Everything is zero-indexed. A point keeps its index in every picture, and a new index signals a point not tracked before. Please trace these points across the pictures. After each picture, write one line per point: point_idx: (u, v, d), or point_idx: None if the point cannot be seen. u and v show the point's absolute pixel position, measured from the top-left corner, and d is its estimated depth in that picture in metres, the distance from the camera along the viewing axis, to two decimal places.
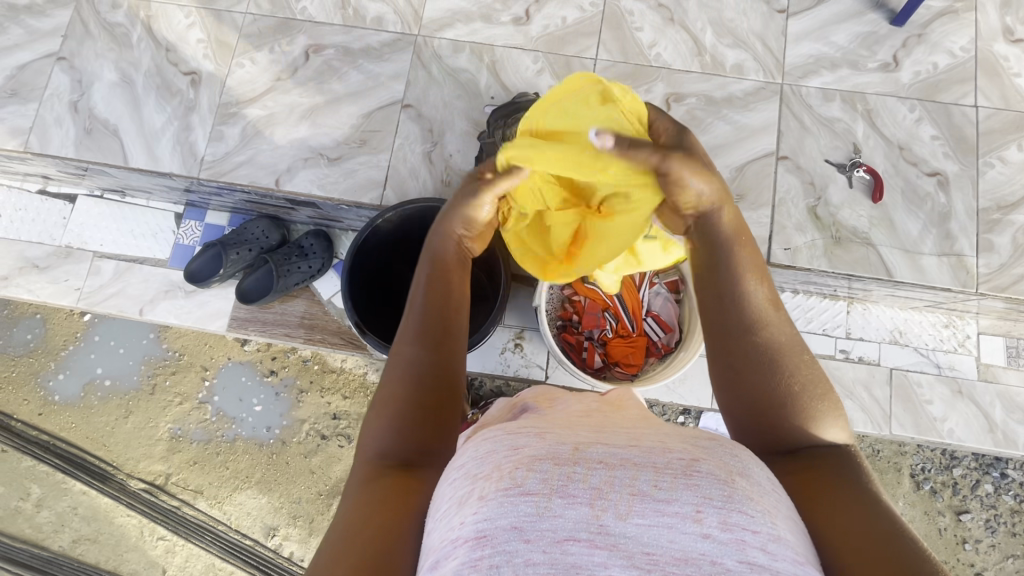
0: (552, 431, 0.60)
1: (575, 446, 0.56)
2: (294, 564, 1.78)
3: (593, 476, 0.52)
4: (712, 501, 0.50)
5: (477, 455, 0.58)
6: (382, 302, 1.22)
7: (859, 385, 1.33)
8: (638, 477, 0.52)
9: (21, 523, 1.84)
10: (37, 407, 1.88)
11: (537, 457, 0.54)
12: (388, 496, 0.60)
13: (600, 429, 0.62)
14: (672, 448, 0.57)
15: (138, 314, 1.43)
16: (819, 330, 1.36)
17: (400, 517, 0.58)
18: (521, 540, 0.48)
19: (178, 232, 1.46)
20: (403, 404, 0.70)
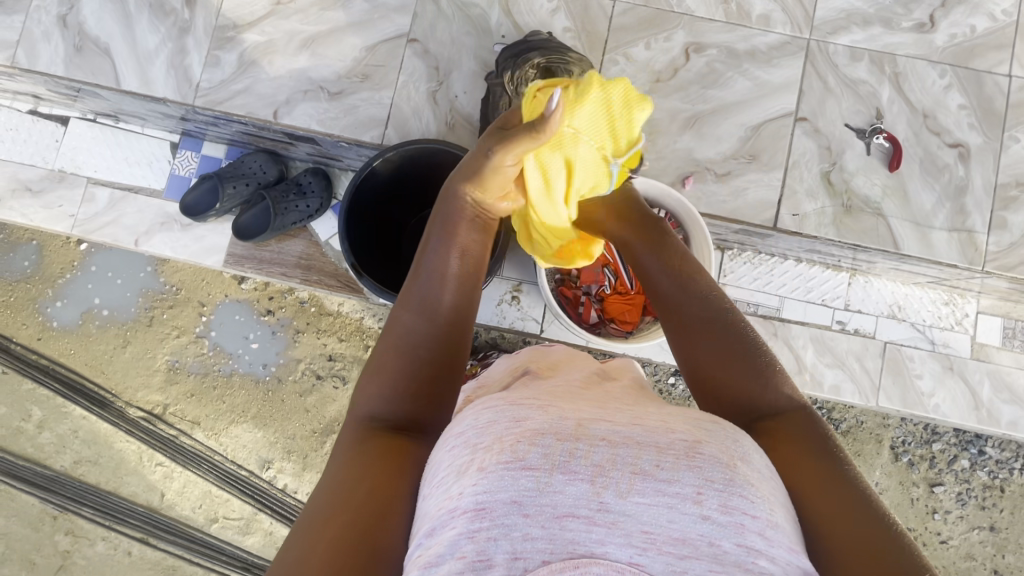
0: (554, 405, 0.64)
1: (578, 422, 0.61)
2: (287, 496, 1.83)
3: (594, 453, 0.58)
4: (714, 485, 0.56)
5: (477, 424, 0.62)
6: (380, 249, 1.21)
7: (851, 357, 1.34)
8: (643, 456, 0.58)
9: (23, 444, 1.89)
10: (37, 332, 1.90)
11: (539, 432, 0.59)
12: (385, 460, 0.63)
13: (600, 405, 0.67)
14: (674, 428, 0.62)
15: (134, 245, 1.42)
16: (819, 300, 1.35)
17: (396, 487, 0.61)
18: (521, 514, 0.54)
19: (173, 162, 1.43)
20: (400, 375, 0.71)
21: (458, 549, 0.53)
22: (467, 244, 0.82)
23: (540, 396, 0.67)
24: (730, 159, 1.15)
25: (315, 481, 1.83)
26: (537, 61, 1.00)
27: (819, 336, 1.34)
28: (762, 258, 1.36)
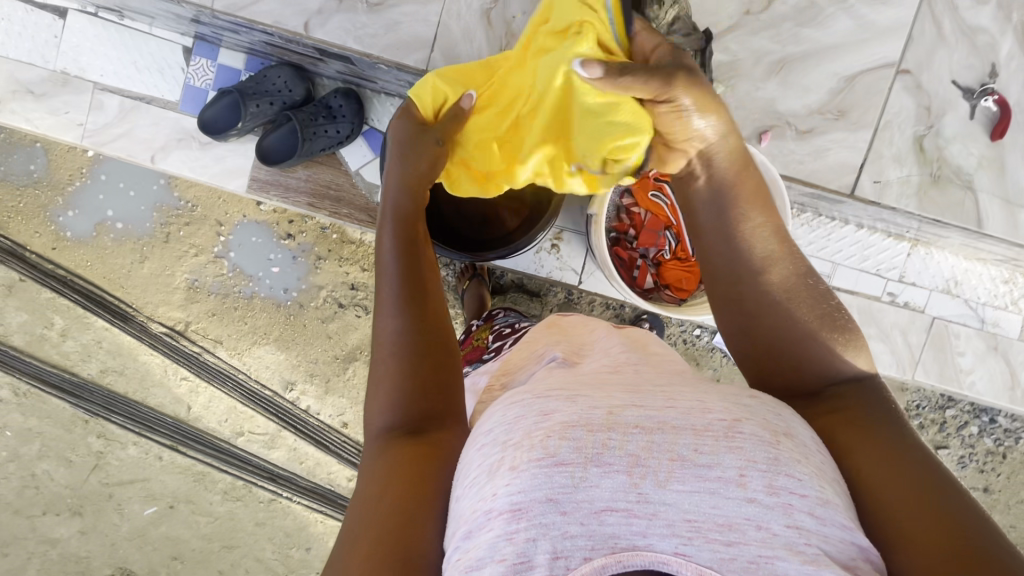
0: (583, 393, 0.59)
1: (607, 409, 0.56)
2: (309, 417, 1.88)
3: (629, 443, 0.53)
4: (757, 467, 0.51)
5: (505, 421, 0.58)
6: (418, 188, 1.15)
7: (896, 329, 1.30)
8: (680, 442, 0.53)
9: (48, 350, 1.91)
10: (51, 241, 1.85)
11: (568, 423, 0.54)
12: (401, 466, 0.63)
13: (630, 387, 0.60)
14: (711, 406, 0.56)
15: (150, 162, 1.32)
16: (873, 269, 1.29)
17: (423, 488, 0.61)
18: (557, 512, 0.50)
19: (188, 71, 1.29)
20: (398, 376, 0.71)
21: (497, 551, 0.50)
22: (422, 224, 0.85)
23: (565, 383, 0.62)
24: (816, 113, 1.03)
25: (338, 404, 1.87)
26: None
27: (866, 307, 1.30)
28: (821, 221, 1.28)
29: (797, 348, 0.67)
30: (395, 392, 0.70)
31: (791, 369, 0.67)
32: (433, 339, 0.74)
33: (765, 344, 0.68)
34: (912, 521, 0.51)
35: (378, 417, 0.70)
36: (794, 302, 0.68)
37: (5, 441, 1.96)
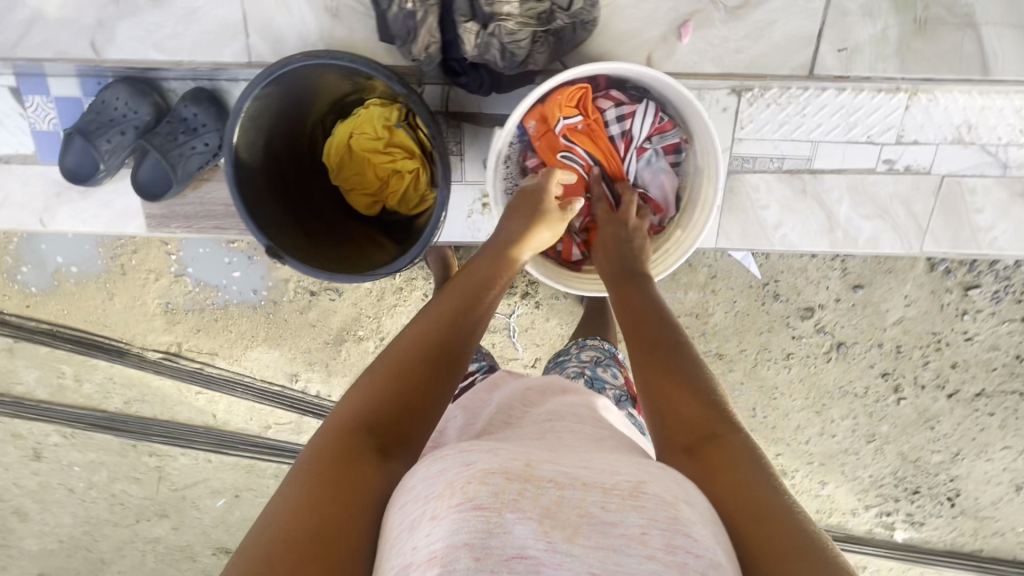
0: (504, 448, 0.57)
1: (527, 461, 0.54)
2: (323, 400, 1.94)
3: (544, 494, 0.51)
4: (657, 523, 0.49)
5: (428, 475, 0.54)
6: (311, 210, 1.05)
7: (896, 201, 1.11)
8: (590, 499, 0.51)
9: (72, 395, 2.01)
10: (22, 300, 1.85)
11: (486, 470, 0.51)
12: (344, 471, 0.57)
13: (554, 451, 0.60)
14: (619, 470, 0.56)
15: (41, 225, 1.22)
16: (863, 137, 1.07)
17: (354, 502, 0.55)
18: (471, 561, 0.45)
19: (28, 115, 1.13)
20: (398, 390, 0.66)
21: None
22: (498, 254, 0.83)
23: (488, 440, 0.60)
24: None
25: (344, 383, 1.91)
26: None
27: (857, 184, 1.10)
28: (791, 96, 1.04)
29: (682, 396, 0.68)
30: (392, 405, 0.64)
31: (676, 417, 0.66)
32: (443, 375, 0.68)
33: (658, 389, 0.69)
34: (757, 522, 0.54)
35: (357, 407, 0.64)
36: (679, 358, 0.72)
37: (77, 475, 2.17)
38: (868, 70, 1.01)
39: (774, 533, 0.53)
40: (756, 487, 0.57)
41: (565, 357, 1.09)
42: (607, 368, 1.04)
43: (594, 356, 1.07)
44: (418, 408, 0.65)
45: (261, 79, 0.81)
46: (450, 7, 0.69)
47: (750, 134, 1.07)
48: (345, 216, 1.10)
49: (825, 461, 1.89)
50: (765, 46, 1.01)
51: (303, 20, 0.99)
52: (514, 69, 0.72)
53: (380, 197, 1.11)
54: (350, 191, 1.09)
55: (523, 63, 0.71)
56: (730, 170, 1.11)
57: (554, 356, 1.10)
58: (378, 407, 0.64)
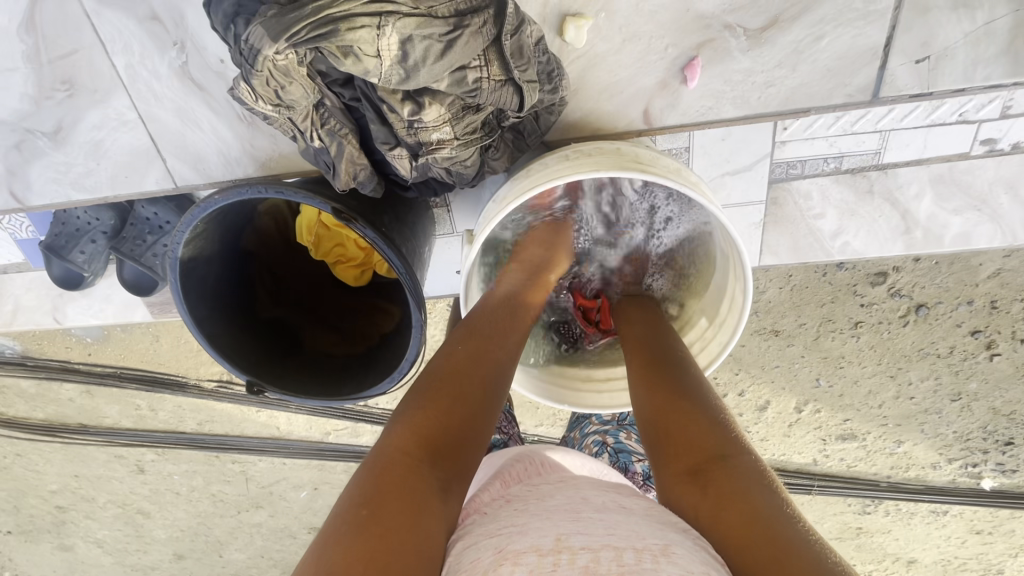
0: (533, 520, 0.52)
1: (557, 534, 0.49)
2: (371, 408, 1.99)
3: (580, 557, 0.46)
4: (694, 574, 0.45)
5: (464, 566, 0.48)
6: (301, 297, 0.98)
7: (997, 188, 0.87)
8: (624, 557, 0.46)
9: (152, 422, 2.18)
10: (83, 349, 1.97)
11: (518, 552, 0.47)
12: (388, 515, 0.49)
13: (580, 513, 0.54)
14: (646, 532, 0.51)
15: (58, 324, 1.22)
16: (953, 116, 0.81)
17: (401, 559, 0.46)
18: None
19: (5, 226, 1.08)
20: (435, 422, 0.59)
21: None
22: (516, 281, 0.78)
23: (514, 513, 0.56)
24: None
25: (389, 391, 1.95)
26: (312, 19, 0.47)
27: (944, 174, 0.86)
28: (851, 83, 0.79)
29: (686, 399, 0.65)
30: (443, 430, 0.59)
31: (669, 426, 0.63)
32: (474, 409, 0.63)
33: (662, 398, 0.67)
34: (741, 529, 0.50)
35: (408, 425, 0.59)
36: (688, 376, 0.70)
37: (178, 482, 2.41)
38: (962, 81, 0.76)
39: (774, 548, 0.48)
40: (757, 505, 0.52)
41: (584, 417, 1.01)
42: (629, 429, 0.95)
43: (615, 415, 0.99)
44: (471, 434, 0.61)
45: (187, 226, 0.68)
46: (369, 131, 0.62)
47: (796, 134, 0.85)
48: (340, 291, 1.01)
49: (903, 421, 1.74)
50: (809, 74, 0.78)
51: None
52: (469, 178, 0.66)
53: (368, 262, 0.98)
54: (336, 265, 0.98)
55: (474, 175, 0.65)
56: (772, 180, 0.89)
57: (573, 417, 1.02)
58: (431, 430, 0.59)
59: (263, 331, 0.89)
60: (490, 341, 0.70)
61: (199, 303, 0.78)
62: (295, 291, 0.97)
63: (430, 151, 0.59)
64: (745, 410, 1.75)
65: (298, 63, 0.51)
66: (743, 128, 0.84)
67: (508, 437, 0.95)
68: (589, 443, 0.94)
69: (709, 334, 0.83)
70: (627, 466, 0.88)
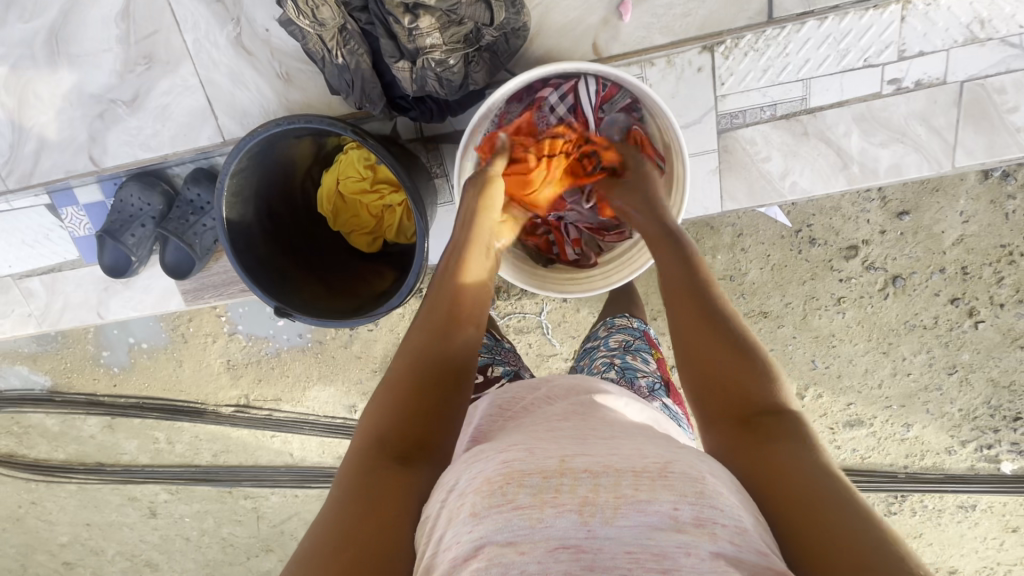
0: (538, 443, 0.55)
1: (560, 456, 0.52)
2: None
3: (580, 485, 0.49)
4: (687, 498, 0.48)
5: (469, 477, 0.52)
6: (324, 255, 1.11)
7: (913, 121, 1.01)
8: (622, 485, 0.49)
9: (169, 456, 2.21)
10: (109, 380, 2.07)
11: (524, 471, 0.50)
12: (371, 482, 0.57)
13: (582, 437, 0.57)
14: (646, 453, 0.53)
15: (99, 318, 1.35)
16: (860, 62, 0.98)
17: (384, 511, 0.55)
18: (515, 555, 0.45)
19: (66, 225, 1.24)
20: (405, 387, 0.64)
21: None
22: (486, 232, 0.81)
23: (521, 433, 0.60)
24: None
25: None
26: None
27: (864, 113, 1.02)
28: (766, 41, 0.98)
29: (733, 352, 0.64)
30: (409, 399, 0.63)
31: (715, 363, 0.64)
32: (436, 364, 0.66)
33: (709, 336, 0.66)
34: (801, 501, 0.51)
35: (387, 396, 0.64)
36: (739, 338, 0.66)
37: (188, 526, 2.36)
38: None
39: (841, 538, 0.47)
40: (818, 486, 0.52)
41: (594, 346, 1.04)
42: (636, 354, 0.99)
43: (623, 342, 1.02)
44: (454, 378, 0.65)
45: (231, 158, 0.87)
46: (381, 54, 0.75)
47: (733, 87, 1.02)
48: (356, 257, 1.14)
49: (904, 402, 1.70)
50: (715, 2, 0.97)
51: (269, 90, 1.03)
52: (458, 91, 0.74)
53: (379, 232, 1.14)
54: (350, 233, 1.12)
55: (462, 86, 0.73)
56: (720, 130, 1.05)
57: (584, 346, 1.06)
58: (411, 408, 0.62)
59: (282, 275, 1.02)
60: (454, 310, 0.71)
61: (234, 237, 0.93)
62: (321, 255, 1.11)
63: (424, 54, 0.68)
64: None
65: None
66: (688, 87, 1.02)
67: (517, 368, 0.99)
68: (598, 364, 0.98)
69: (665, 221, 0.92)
70: (633, 381, 0.91)
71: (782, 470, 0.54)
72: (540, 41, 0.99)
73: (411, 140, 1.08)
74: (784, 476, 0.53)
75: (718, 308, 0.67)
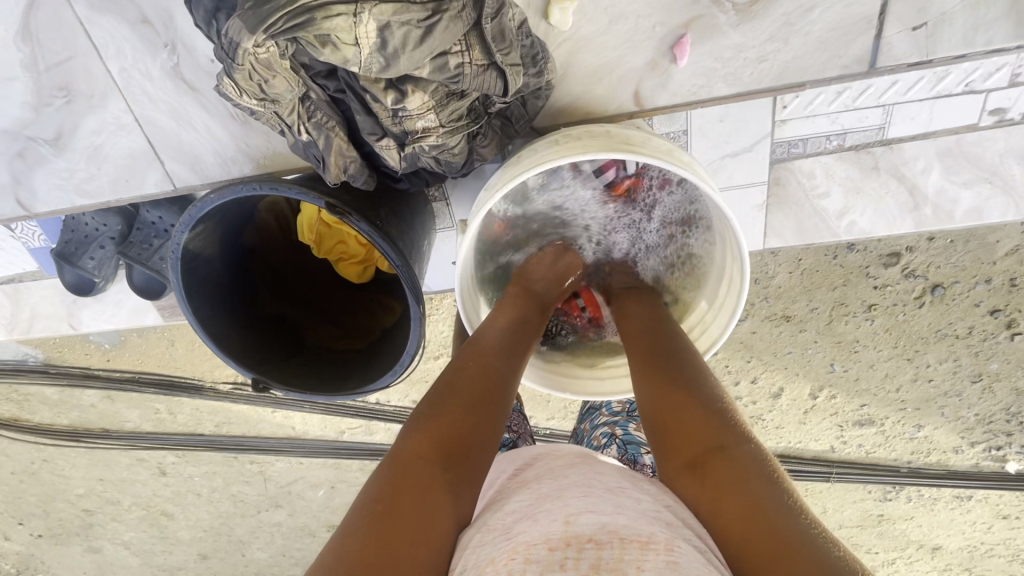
0: (543, 507, 0.51)
1: (564, 521, 0.48)
2: (383, 405, 2.00)
3: (584, 559, 0.44)
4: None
5: (476, 558, 0.48)
6: (306, 293, 1.00)
7: (1009, 158, 0.84)
8: (627, 558, 0.44)
9: (172, 424, 2.22)
10: (102, 355, 2.01)
11: (527, 545, 0.46)
12: (397, 502, 0.53)
13: (589, 495, 0.52)
14: (654, 524, 0.48)
15: (74, 329, 1.25)
16: (959, 88, 0.79)
17: (400, 546, 0.49)
18: None
19: (18, 236, 1.11)
20: (445, 417, 0.62)
21: None
22: (522, 290, 0.83)
23: (525, 499, 0.55)
24: None
25: (400, 389, 1.96)
26: (287, 10, 0.48)
27: (952, 147, 0.84)
28: (853, 60, 0.77)
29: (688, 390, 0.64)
30: (448, 429, 0.61)
31: (674, 402, 0.63)
32: (477, 400, 0.65)
33: (672, 380, 0.66)
34: (757, 533, 0.48)
35: (423, 428, 0.61)
36: (705, 384, 0.65)
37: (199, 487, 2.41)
38: (960, 48, 0.75)
39: (771, 535, 0.47)
40: (773, 515, 0.49)
41: (596, 406, 0.97)
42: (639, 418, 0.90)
43: (626, 405, 0.94)
44: (490, 403, 0.65)
45: (186, 226, 0.72)
46: (356, 124, 0.65)
47: (796, 112, 0.83)
48: (340, 286, 1.02)
49: (919, 405, 1.60)
50: (801, 44, 0.77)
51: (223, 133, 0.83)
52: (459, 168, 0.68)
53: (372, 258, 0.99)
54: (338, 262, 0.99)
55: (463, 164, 0.67)
56: (773, 161, 0.88)
57: (585, 405, 0.99)
58: (445, 431, 0.61)
59: (262, 319, 0.92)
60: (492, 364, 0.70)
61: (189, 287, 0.78)
62: (300, 288, 1.00)
63: (416, 138, 0.61)
64: (759, 399, 1.65)
65: (280, 55, 0.53)
66: (741, 109, 0.82)
67: (517, 434, 0.93)
68: (598, 434, 0.90)
69: (709, 317, 0.81)
70: (635, 458, 0.82)
71: (735, 499, 0.51)
72: (565, 87, 0.80)
73: None
74: (740, 506, 0.50)
75: (680, 361, 0.69)
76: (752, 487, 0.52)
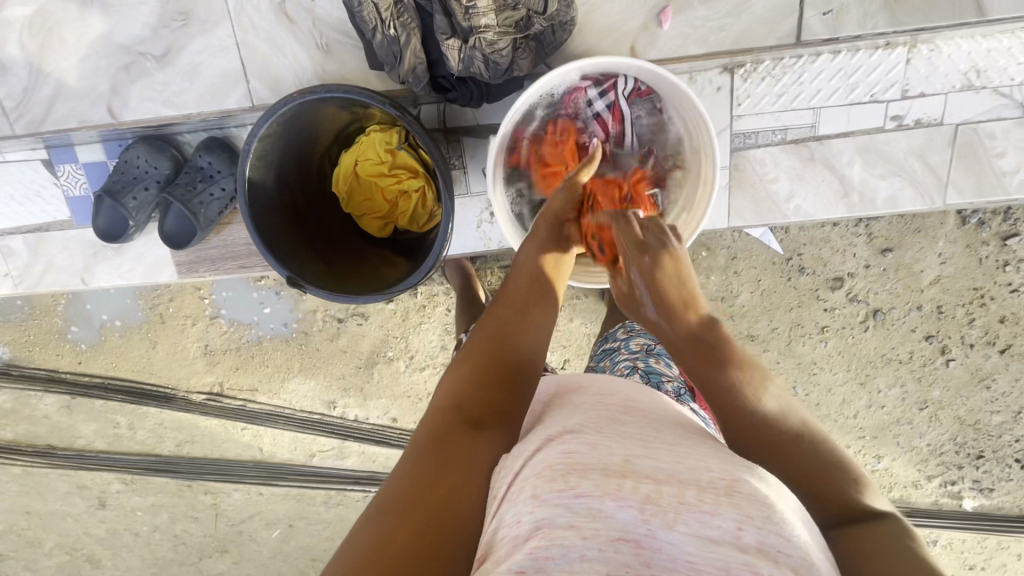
0: (603, 437, 0.53)
1: (626, 455, 0.50)
2: (362, 424, 1.63)
3: (642, 484, 0.47)
4: (753, 521, 0.44)
5: (532, 461, 0.51)
6: (338, 239, 1.09)
7: (911, 156, 1.08)
8: (685, 493, 0.46)
9: (129, 444, 1.73)
10: (75, 357, 1.64)
11: (587, 464, 0.48)
12: (441, 450, 0.56)
13: (650, 435, 0.54)
14: (709, 464, 0.50)
15: (83, 285, 1.29)
16: (866, 97, 1.05)
17: (451, 486, 0.53)
18: (576, 538, 0.43)
19: (61, 183, 1.20)
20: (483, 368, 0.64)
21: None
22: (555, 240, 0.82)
23: (581, 419, 0.56)
24: None
25: (380, 404, 1.62)
26: None
27: (867, 144, 1.08)
28: (785, 42, 1.02)
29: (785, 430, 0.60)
30: (485, 368, 0.64)
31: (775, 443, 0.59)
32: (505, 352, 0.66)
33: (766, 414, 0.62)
34: None
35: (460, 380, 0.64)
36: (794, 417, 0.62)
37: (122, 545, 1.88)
38: (856, 29, 1.00)
39: None
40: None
41: (613, 348, 1.02)
42: (657, 356, 0.95)
43: (644, 346, 0.98)
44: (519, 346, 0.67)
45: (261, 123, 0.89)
46: (430, 30, 0.87)
47: (749, 109, 1.06)
48: (364, 242, 1.12)
49: (876, 434, 1.49)
50: (749, 20, 1.01)
51: (305, 57, 1.07)
52: (501, 75, 0.87)
53: (391, 217, 1.12)
54: (363, 215, 1.11)
55: (506, 69, 0.86)
56: (733, 149, 1.10)
57: (603, 348, 1.04)
58: (482, 377, 0.63)
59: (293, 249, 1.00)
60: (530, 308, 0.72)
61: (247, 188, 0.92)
62: (331, 237, 1.09)
63: (478, 33, 0.82)
64: None
65: None
66: (706, 104, 1.06)
67: None
68: (621, 368, 0.94)
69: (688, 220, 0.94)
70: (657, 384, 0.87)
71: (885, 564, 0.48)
72: (582, 38, 1.03)
73: (433, 130, 1.10)
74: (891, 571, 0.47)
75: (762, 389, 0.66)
76: (894, 549, 0.49)
